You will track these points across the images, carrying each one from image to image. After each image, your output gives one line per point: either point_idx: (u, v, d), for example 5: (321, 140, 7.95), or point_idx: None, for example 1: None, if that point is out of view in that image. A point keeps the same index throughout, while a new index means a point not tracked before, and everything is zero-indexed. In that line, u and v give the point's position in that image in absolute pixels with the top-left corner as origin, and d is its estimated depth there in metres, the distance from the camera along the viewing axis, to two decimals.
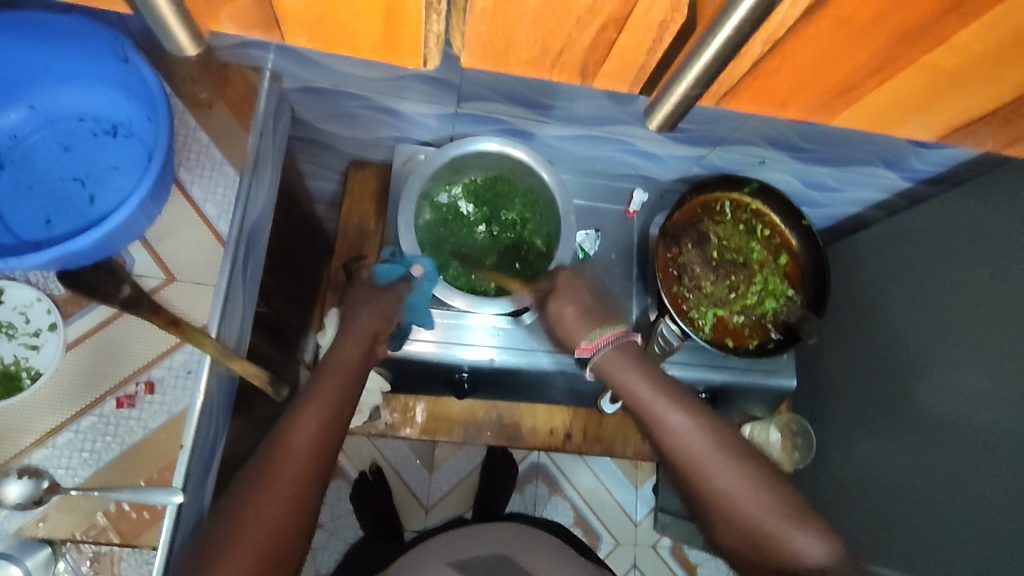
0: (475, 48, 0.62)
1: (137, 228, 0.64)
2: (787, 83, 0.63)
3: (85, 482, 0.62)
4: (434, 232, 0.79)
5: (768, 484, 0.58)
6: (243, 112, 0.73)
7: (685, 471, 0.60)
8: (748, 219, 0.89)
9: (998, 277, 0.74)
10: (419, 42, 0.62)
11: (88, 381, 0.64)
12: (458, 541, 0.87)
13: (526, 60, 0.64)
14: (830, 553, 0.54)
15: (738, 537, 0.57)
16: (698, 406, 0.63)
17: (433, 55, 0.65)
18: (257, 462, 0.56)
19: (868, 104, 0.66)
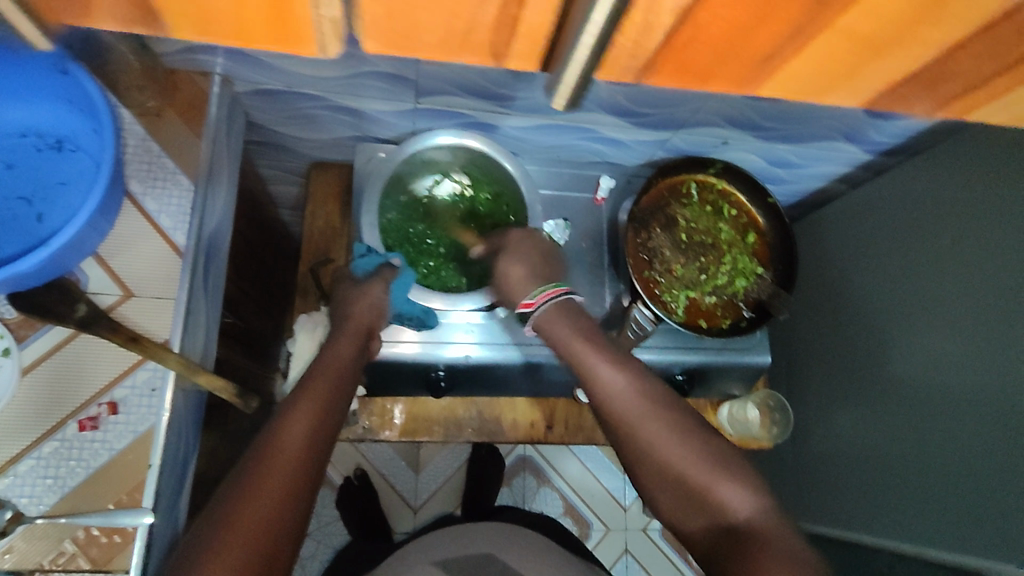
0: (375, 30, 0.37)
1: (88, 245, 0.63)
2: (715, 47, 0.37)
3: (50, 509, 0.60)
4: (403, 227, 0.78)
5: (703, 439, 0.57)
6: (195, 119, 0.71)
7: (616, 424, 0.59)
8: (715, 200, 0.89)
9: (959, 243, 0.75)
10: (314, 30, 0.37)
11: (50, 405, 0.62)
12: (448, 545, 0.87)
13: (432, 37, 0.38)
14: (756, 506, 0.53)
15: (667, 491, 0.57)
16: (632, 360, 0.62)
17: (331, 32, 0.37)
18: (246, 463, 0.54)
19: (800, 69, 0.38)
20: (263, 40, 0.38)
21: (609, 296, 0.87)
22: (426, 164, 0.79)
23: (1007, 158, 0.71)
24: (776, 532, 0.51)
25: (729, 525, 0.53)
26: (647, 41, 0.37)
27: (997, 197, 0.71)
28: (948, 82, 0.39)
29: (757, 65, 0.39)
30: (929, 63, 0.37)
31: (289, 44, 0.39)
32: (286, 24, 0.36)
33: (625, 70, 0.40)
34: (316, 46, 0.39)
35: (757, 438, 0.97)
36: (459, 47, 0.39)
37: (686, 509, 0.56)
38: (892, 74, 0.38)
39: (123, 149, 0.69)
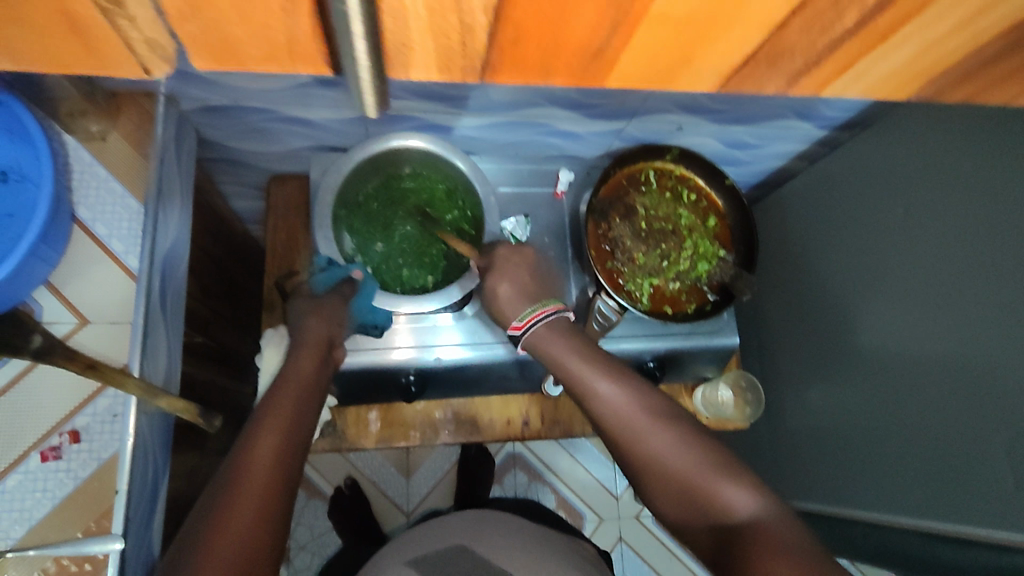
0: (199, 51, 0.39)
1: (37, 274, 0.63)
2: (543, 48, 0.40)
3: (19, 542, 0.60)
4: (359, 229, 0.79)
5: (698, 440, 0.59)
6: (140, 139, 0.70)
7: (617, 435, 0.61)
8: (674, 185, 0.89)
9: (912, 212, 0.76)
10: (129, 50, 0.41)
11: (11, 438, 0.61)
12: (425, 538, 0.86)
13: (255, 51, 0.39)
14: (758, 504, 0.54)
15: (668, 494, 0.58)
16: (624, 370, 0.63)
17: (147, 53, 0.42)
18: (216, 489, 0.53)
19: (634, 62, 0.42)
20: (81, 64, 0.42)
21: (575, 289, 0.88)
22: (379, 170, 0.79)
23: (952, 125, 0.72)
24: (781, 528, 0.52)
25: (733, 524, 0.54)
26: (475, 39, 0.39)
27: (945, 164, 0.73)
28: (790, 57, 0.42)
29: (587, 61, 0.42)
30: (760, 45, 0.41)
31: (114, 67, 0.44)
32: (95, 49, 0.41)
33: (470, 66, 0.42)
34: (138, 64, 0.44)
35: (730, 419, 0.98)
36: (284, 59, 0.40)
37: (693, 513, 0.57)
38: (739, 54, 0.42)
39: (68, 175, 0.68)
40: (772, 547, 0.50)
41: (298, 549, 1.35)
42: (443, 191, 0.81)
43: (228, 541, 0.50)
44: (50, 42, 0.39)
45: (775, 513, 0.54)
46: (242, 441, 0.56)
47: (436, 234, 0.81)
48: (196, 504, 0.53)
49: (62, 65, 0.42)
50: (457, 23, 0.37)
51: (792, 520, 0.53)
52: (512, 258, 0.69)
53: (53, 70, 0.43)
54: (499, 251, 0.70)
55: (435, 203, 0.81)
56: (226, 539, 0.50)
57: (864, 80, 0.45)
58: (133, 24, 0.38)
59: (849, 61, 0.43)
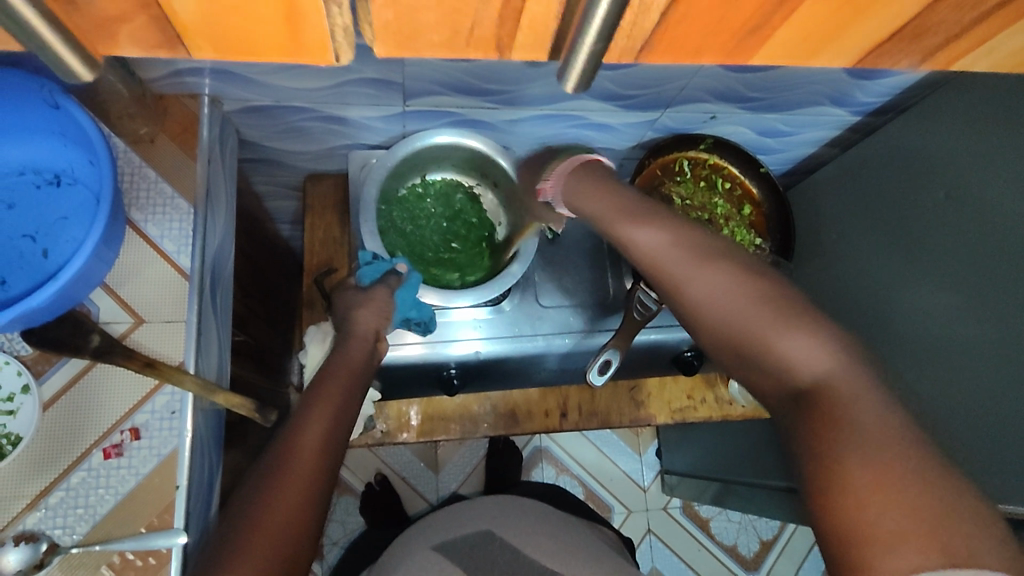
0: (385, 37, 0.33)
1: (96, 275, 0.63)
2: (708, 28, 0.34)
3: (84, 538, 0.61)
4: (395, 221, 0.80)
5: (762, 283, 0.49)
6: (187, 141, 0.72)
7: (663, 284, 0.54)
8: (708, 175, 0.90)
9: (952, 195, 0.76)
10: (325, 37, 0.33)
11: (72, 436, 0.63)
12: (450, 522, 0.84)
13: (435, 37, 0.33)
14: (822, 355, 0.43)
15: (724, 353, 0.50)
16: (667, 215, 0.56)
17: (347, 40, 0.33)
18: (263, 471, 0.53)
19: (792, 39, 0.35)
20: (284, 52, 0.34)
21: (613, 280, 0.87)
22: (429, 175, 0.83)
23: (997, 106, 0.72)
24: (854, 389, 0.41)
25: (798, 384, 0.44)
26: (648, 22, 0.32)
27: (986, 146, 0.73)
28: (930, 37, 0.35)
29: (741, 39, 0.35)
30: (909, 19, 0.34)
31: (310, 53, 0.34)
32: (301, 30, 0.32)
33: (630, 47, 0.34)
34: (331, 55, 0.35)
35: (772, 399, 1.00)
36: (462, 46, 0.35)
37: (754, 371, 0.47)
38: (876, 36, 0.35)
39: (120, 178, 0.69)
40: (842, 416, 0.40)
41: (331, 545, 1.36)
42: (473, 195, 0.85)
43: (273, 524, 0.49)
44: (254, 31, 0.32)
45: (847, 370, 0.42)
46: (289, 426, 0.55)
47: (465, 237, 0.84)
48: (242, 488, 0.53)
49: (244, 51, 0.34)
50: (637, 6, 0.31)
51: (877, 376, 0.42)
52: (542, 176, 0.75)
53: (243, 56, 0.35)
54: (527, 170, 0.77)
55: (465, 205, 0.84)
56: (272, 520, 0.49)
57: (989, 57, 0.38)
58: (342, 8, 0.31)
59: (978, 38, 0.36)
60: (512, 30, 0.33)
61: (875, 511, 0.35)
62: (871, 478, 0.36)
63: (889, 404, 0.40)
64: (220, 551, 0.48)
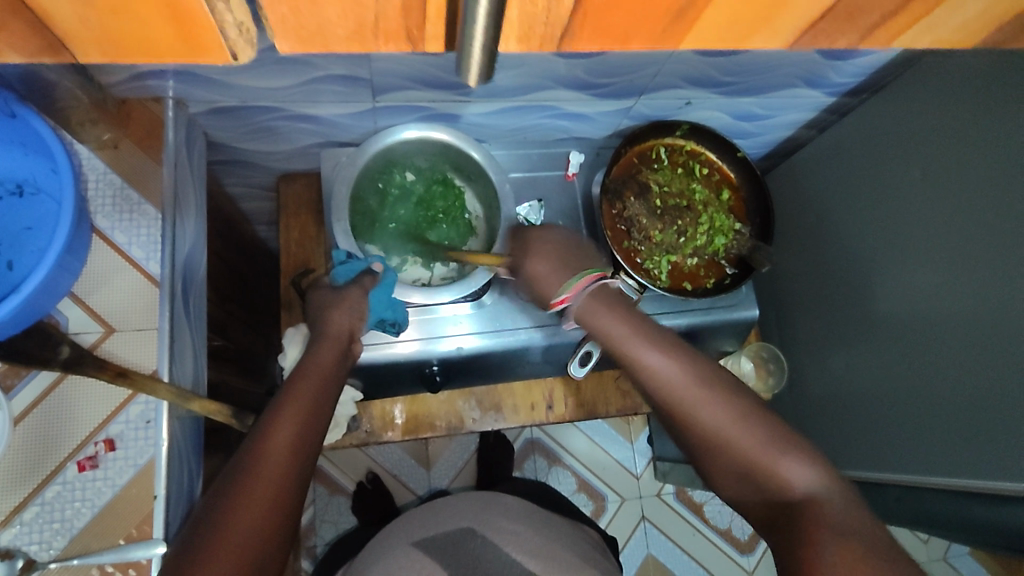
0: (285, 33, 0.32)
1: (62, 286, 0.62)
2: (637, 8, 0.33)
3: (61, 553, 0.60)
4: (376, 230, 0.80)
5: (760, 414, 0.58)
6: (152, 145, 0.70)
7: (669, 411, 0.60)
8: (685, 161, 0.89)
9: (928, 172, 0.76)
10: (221, 37, 0.32)
11: (45, 450, 0.61)
12: (436, 518, 0.84)
13: (342, 32, 0.32)
14: (816, 479, 0.53)
15: (724, 472, 0.57)
16: (676, 343, 0.62)
17: (241, 37, 0.33)
18: (231, 474, 0.52)
19: (720, 19, 0.34)
20: (173, 53, 0.32)
21: None
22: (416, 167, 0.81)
23: (971, 81, 0.71)
24: (841, 514, 0.51)
25: (795, 502, 0.53)
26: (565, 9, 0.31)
27: (961, 122, 0.72)
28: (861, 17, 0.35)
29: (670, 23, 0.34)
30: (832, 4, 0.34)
31: (205, 53, 0.33)
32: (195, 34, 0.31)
33: (553, 35, 0.34)
34: (228, 53, 0.34)
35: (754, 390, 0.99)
36: (371, 38, 0.33)
37: (750, 488, 0.56)
38: (799, 16, 0.34)
39: (83, 186, 0.67)
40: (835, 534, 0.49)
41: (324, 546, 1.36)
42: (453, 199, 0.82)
43: (238, 531, 0.49)
44: (141, 30, 0.31)
45: (831, 491, 0.53)
46: (259, 428, 0.55)
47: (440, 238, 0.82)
48: (209, 491, 0.52)
49: (130, 52, 0.32)
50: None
51: (852, 501, 0.52)
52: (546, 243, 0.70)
53: (139, 58, 0.33)
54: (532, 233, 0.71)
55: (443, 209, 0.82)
56: (238, 527, 0.49)
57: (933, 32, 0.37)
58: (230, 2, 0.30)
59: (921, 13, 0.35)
60: (429, 25, 0.32)
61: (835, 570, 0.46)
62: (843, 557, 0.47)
63: (863, 515, 0.51)
64: (181, 556, 0.47)
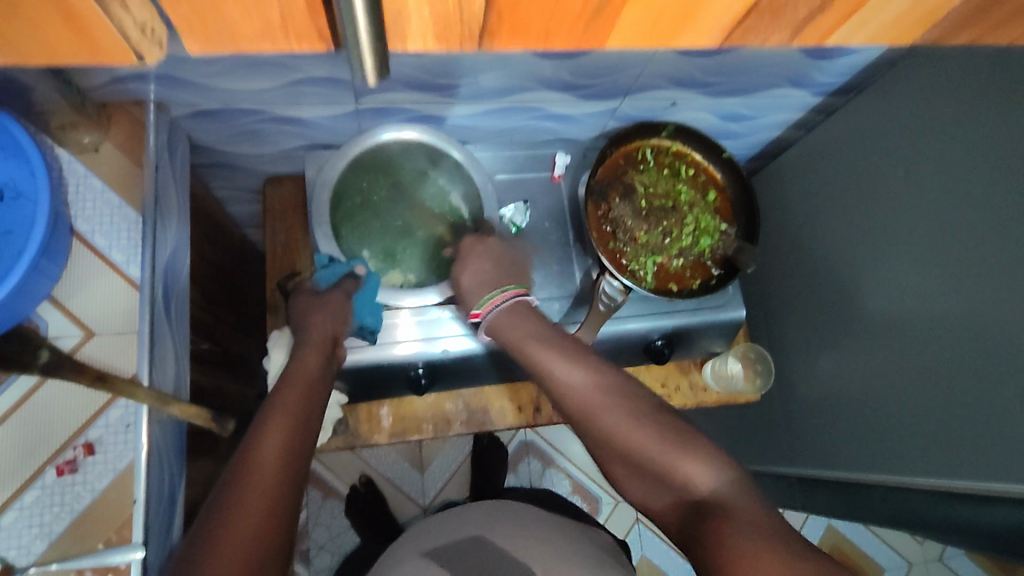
0: (195, 35, 0.37)
1: (38, 290, 0.62)
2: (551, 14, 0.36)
3: (41, 557, 0.59)
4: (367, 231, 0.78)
5: (661, 419, 0.59)
6: (133, 148, 0.70)
7: (578, 417, 0.61)
8: (671, 162, 0.89)
9: (911, 170, 0.76)
10: (126, 40, 0.38)
11: (25, 453, 0.61)
12: (444, 528, 0.83)
13: (250, 33, 0.37)
14: (715, 476, 0.54)
15: (632, 471, 0.58)
16: (581, 351, 0.63)
17: (146, 40, 0.39)
18: (223, 487, 0.52)
19: (640, 16, 0.36)
20: (79, 54, 0.38)
21: (579, 272, 0.86)
22: (398, 169, 0.79)
23: (954, 79, 0.71)
24: (743, 507, 0.51)
25: (695, 499, 0.54)
26: (472, 8, 0.35)
27: (944, 119, 0.72)
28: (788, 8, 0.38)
29: (586, 25, 0.37)
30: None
31: (107, 53, 0.39)
32: (92, 36, 0.37)
33: (467, 33, 0.37)
34: (133, 55, 0.40)
35: (741, 393, 0.98)
36: (278, 39, 0.38)
37: (655, 487, 0.57)
38: (728, 13, 0.37)
39: (63, 190, 0.67)
40: (737, 525, 0.49)
41: (318, 550, 1.36)
42: (434, 202, 0.80)
43: (235, 544, 0.48)
44: (54, 37, 0.36)
45: (729, 490, 0.53)
46: (248, 439, 0.54)
47: (420, 243, 0.79)
48: (204, 504, 0.52)
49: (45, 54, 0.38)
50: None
51: (755, 499, 0.53)
52: (477, 248, 0.73)
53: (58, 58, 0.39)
54: (466, 241, 0.74)
55: (423, 213, 0.80)
56: (230, 541, 0.48)
57: (867, 23, 0.41)
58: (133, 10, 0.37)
59: (856, 3, 0.38)
60: (325, 22, 0.37)
61: (739, 555, 0.47)
62: (746, 543, 0.47)
63: (761, 509, 0.51)
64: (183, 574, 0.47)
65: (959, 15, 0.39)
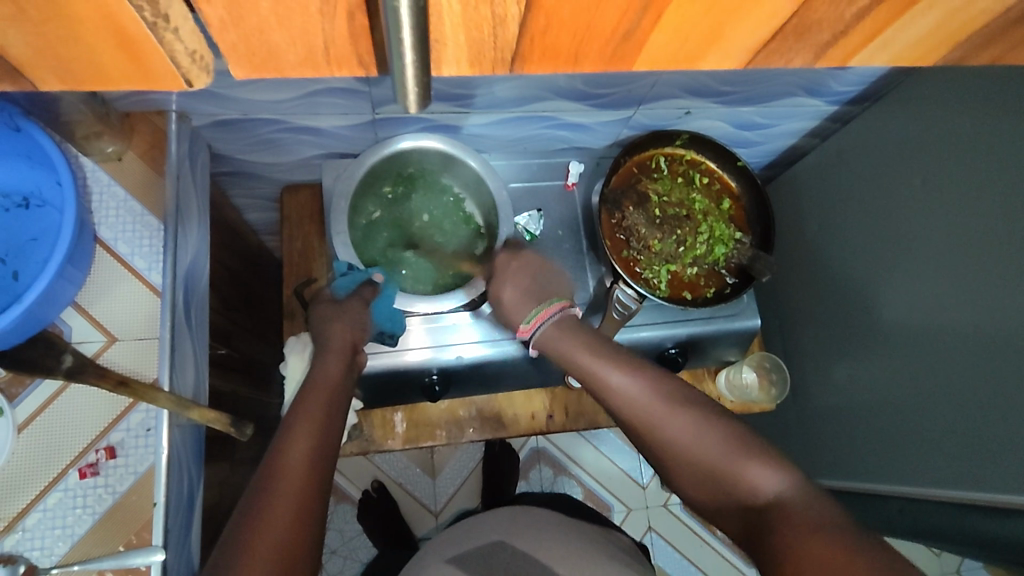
0: (237, 58, 0.33)
1: (63, 296, 0.64)
2: (576, 36, 0.34)
3: (63, 558, 0.60)
4: (394, 236, 0.81)
5: (722, 424, 0.58)
6: (156, 157, 0.72)
7: (638, 425, 0.61)
8: (685, 170, 0.89)
9: (928, 180, 0.75)
10: (171, 63, 0.33)
11: (49, 456, 0.62)
12: (466, 536, 0.83)
13: (293, 57, 0.34)
14: (782, 480, 0.54)
15: (695, 475, 0.58)
16: (639, 361, 0.63)
17: (196, 66, 0.34)
18: (252, 493, 0.52)
19: (665, 41, 0.35)
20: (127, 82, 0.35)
21: (592, 280, 0.86)
22: (412, 174, 0.81)
23: (972, 88, 0.71)
24: (809, 508, 0.51)
25: (762, 504, 0.54)
26: (508, 34, 0.33)
27: (961, 129, 0.72)
28: (814, 34, 0.35)
29: (617, 45, 0.35)
30: (783, 23, 0.34)
31: (158, 80, 0.35)
32: (142, 58, 0.33)
33: (500, 60, 0.35)
34: (182, 80, 0.35)
35: (756, 402, 0.97)
36: (323, 64, 0.34)
37: (720, 493, 0.57)
38: (754, 38, 0.35)
39: (87, 199, 0.69)
40: (804, 528, 0.48)
41: (330, 555, 1.36)
42: (449, 204, 0.82)
43: (266, 548, 0.49)
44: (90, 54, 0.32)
45: (797, 494, 0.53)
46: (274, 446, 0.55)
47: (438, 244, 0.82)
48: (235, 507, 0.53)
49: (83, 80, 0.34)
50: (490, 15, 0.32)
51: (823, 501, 0.52)
52: (516, 264, 0.72)
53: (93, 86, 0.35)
54: (504, 254, 0.73)
55: (437, 215, 0.82)
56: (261, 546, 0.49)
57: (886, 51, 0.37)
58: (178, 34, 0.32)
59: (879, 27, 0.35)
60: (369, 47, 0.33)
61: (808, 556, 0.46)
62: (815, 544, 0.47)
63: (829, 506, 0.51)
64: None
65: (977, 44, 0.37)
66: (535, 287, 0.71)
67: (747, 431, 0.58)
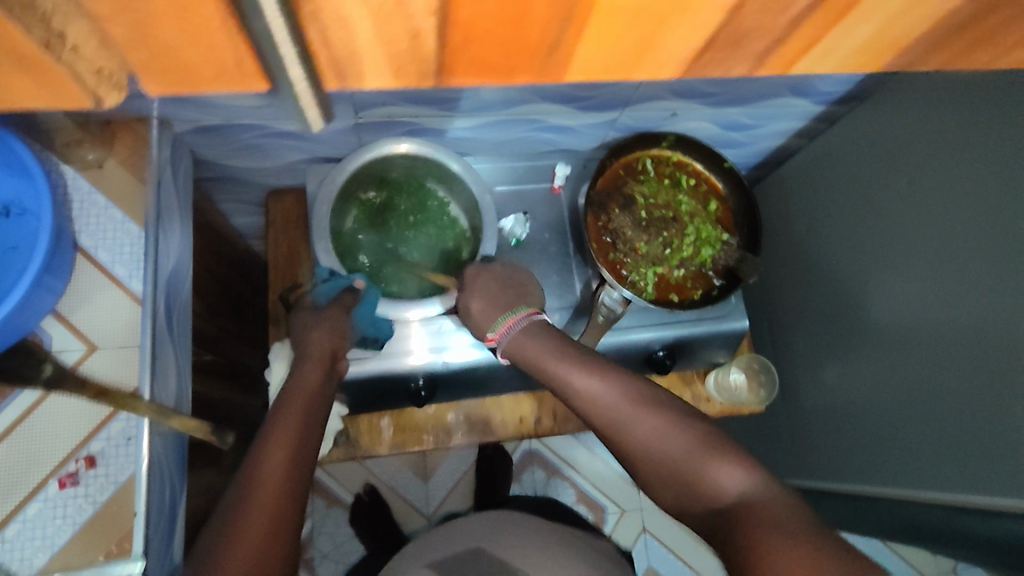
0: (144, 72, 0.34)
1: (43, 304, 0.63)
2: (492, 58, 0.36)
3: (42, 569, 0.60)
4: (378, 241, 0.81)
5: (686, 426, 0.58)
6: (138, 164, 0.71)
7: (605, 429, 0.61)
8: (672, 172, 0.89)
9: (914, 181, 0.75)
10: (78, 88, 0.34)
11: (29, 466, 0.62)
12: (446, 540, 0.82)
13: (209, 73, 0.34)
14: (747, 480, 0.53)
15: (662, 478, 0.58)
16: (605, 364, 0.63)
17: (103, 84, 0.35)
18: (227, 504, 0.52)
19: (591, 54, 0.37)
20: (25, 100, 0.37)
21: (579, 283, 0.86)
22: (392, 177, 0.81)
23: (957, 87, 0.70)
24: (773, 505, 0.50)
25: (727, 505, 0.53)
26: (424, 42, 0.34)
27: (948, 129, 0.71)
28: (748, 41, 0.37)
29: (543, 58, 0.37)
30: (720, 22, 0.35)
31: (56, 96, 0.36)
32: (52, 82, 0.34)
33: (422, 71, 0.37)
34: (88, 95, 0.35)
35: (744, 403, 0.97)
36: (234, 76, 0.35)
37: (687, 495, 0.56)
38: (681, 49, 0.37)
39: (68, 206, 0.69)
40: (767, 528, 0.48)
41: (322, 559, 1.36)
42: (432, 206, 0.83)
43: (240, 560, 0.48)
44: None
45: (761, 492, 0.52)
46: (251, 456, 0.55)
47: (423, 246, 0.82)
48: (212, 516, 0.53)
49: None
50: (403, 27, 0.32)
51: (790, 496, 0.51)
52: (481, 277, 0.72)
53: None
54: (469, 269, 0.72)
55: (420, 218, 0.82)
56: (235, 558, 0.48)
57: (831, 57, 0.39)
58: (74, 52, 0.32)
59: (812, 39, 0.37)
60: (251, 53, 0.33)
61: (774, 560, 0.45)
62: (778, 544, 0.46)
63: (792, 504, 0.50)
64: None
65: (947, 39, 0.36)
66: (503, 297, 0.71)
67: (715, 430, 0.58)
